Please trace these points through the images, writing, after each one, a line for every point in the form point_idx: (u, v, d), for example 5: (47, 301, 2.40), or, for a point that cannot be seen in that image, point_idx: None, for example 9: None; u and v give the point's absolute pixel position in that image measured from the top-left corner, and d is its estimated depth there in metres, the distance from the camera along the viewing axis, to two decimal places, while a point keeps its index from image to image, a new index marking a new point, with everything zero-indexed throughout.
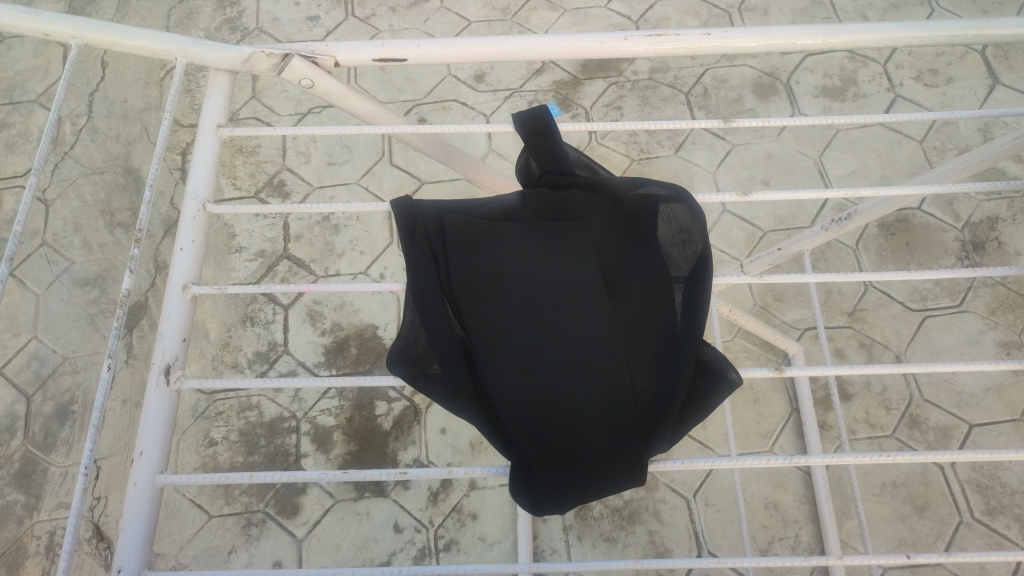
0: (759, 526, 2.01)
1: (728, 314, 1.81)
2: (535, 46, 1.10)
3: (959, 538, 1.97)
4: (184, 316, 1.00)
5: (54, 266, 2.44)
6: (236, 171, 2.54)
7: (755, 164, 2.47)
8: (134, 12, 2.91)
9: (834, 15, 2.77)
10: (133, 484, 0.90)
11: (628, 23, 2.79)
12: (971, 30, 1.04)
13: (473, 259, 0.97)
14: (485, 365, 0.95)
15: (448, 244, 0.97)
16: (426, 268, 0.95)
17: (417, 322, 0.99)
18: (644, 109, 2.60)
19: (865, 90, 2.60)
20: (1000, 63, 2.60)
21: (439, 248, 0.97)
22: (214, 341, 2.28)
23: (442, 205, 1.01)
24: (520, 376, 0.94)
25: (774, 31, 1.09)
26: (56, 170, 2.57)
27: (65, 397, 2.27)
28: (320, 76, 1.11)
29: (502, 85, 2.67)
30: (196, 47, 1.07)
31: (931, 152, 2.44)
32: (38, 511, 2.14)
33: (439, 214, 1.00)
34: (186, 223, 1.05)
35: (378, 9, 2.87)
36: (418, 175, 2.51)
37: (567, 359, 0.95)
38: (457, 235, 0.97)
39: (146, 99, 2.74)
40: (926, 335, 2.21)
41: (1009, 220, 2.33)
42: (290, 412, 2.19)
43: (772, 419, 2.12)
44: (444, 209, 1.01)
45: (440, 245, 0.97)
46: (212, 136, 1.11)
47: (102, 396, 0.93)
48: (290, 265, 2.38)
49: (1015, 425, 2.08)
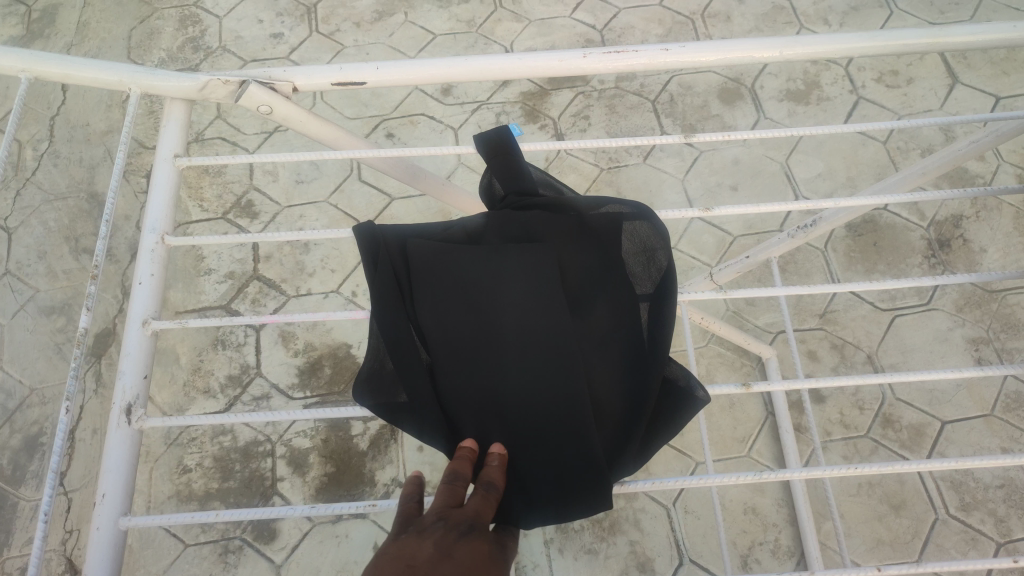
0: (738, 532, 2.02)
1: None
2: (495, 66, 1.09)
3: (936, 536, 1.99)
4: (144, 352, 0.98)
5: (19, 295, 2.40)
6: (203, 193, 2.51)
7: (723, 169, 2.49)
8: (94, 34, 2.86)
9: (796, 20, 2.80)
10: (95, 528, 0.88)
11: (592, 33, 2.81)
12: (924, 38, 1.05)
13: (440, 282, 0.96)
14: (452, 389, 0.95)
15: (411, 269, 0.96)
16: (388, 292, 0.94)
17: (381, 349, 0.97)
18: (612, 118, 2.61)
19: (828, 93, 2.63)
20: (959, 63, 2.63)
21: (403, 274, 0.96)
22: (185, 366, 2.25)
23: (405, 230, 1.01)
24: (486, 397, 0.94)
25: (732, 45, 1.09)
26: (19, 198, 2.55)
27: (34, 429, 2.22)
28: (278, 102, 1.10)
29: (469, 97, 2.66)
30: (149, 77, 1.05)
31: (895, 152, 2.47)
32: (8, 548, 2.09)
33: (403, 240, 0.99)
34: (145, 257, 1.04)
35: (342, 24, 2.86)
36: (387, 191, 2.49)
37: (535, 379, 0.94)
38: (420, 259, 0.97)
39: (109, 121, 2.68)
40: (897, 334, 2.24)
41: (973, 217, 2.36)
42: (264, 436, 2.17)
43: (748, 424, 2.13)
44: (407, 235, 1.00)
45: (404, 271, 0.96)
46: (169, 167, 1.09)
47: (61, 439, 0.90)
48: (260, 286, 2.36)
49: (986, 420, 2.11)
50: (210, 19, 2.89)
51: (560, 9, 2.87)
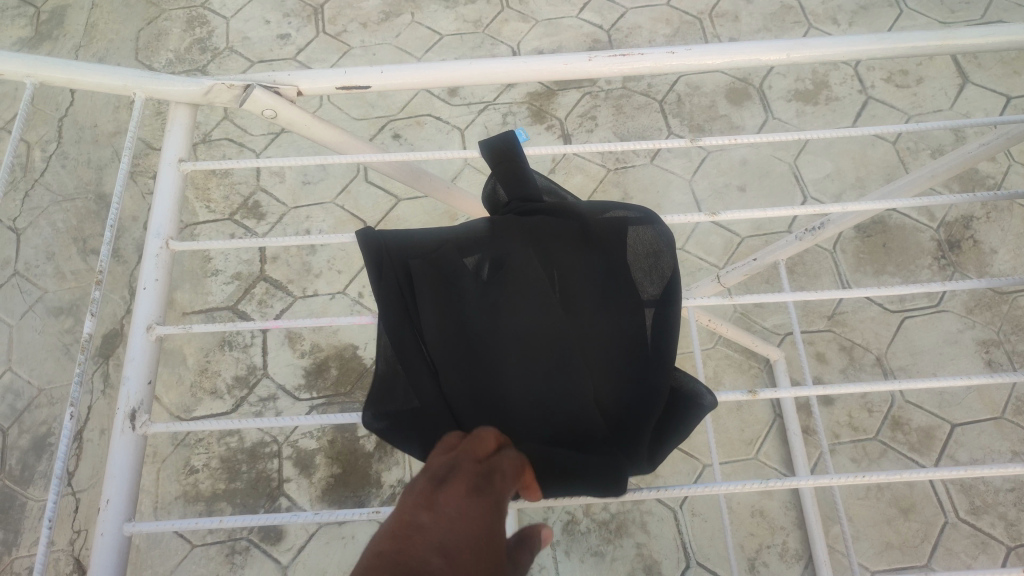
0: (746, 535, 2.01)
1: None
2: (500, 70, 1.09)
3: (945, 539, 1.98)
4: (149, 358, 0.98)
5: (28, 296, 2.41)
6: (210, 194, 2.51)
7: (731, 170, 2.48)
8: (102, 35, 2.87)
9: (805, 19, 2.78)
10: (99, 534, 0.88)
11: (599, 33, 2.80)
12: (932, 41, 1.04)
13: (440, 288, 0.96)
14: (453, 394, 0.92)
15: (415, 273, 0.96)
16: (392, 297, 0.93)
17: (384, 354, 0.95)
18: (619, 119, 2.60)
19: (837, 93, 2.61)
20: (970, 63, 2.61)
21: (406, 279, 0.96)
22: (192, 367, 2.26)
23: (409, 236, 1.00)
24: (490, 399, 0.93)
25: (739, 47, 1.08)
26: (27, 199, 2.56)
27: (42, 429, 2.23)
28: (282, 106, 1.10)
29: (475, 98, 2.66)
30: (154, 81, 1.05)
31: (904, 152, 2.46)
32: (17, 547, 2.10)
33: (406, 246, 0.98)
34: (150, 261, 1.04)
35: (349, 25, 2.86)
36: (393, 192, 2.49)
37: (538, 382, 0.94)
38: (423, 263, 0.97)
39: (116, 122, 2.69)
40: (906, 336, 2.22)
41: (983, 218, 2.34)
42: (271, 437, 2.17)
43: (755, 426, 2.12)
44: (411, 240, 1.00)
45: (407, 276, 0.96)
46: (174, 171, 1.09)
47: (66, 444, 0.90)
48: (267, 287, 2.36)
49: (996, 423, 2.10)
50: (217, 20, 2.90)
51: (567, 9, 2.86)
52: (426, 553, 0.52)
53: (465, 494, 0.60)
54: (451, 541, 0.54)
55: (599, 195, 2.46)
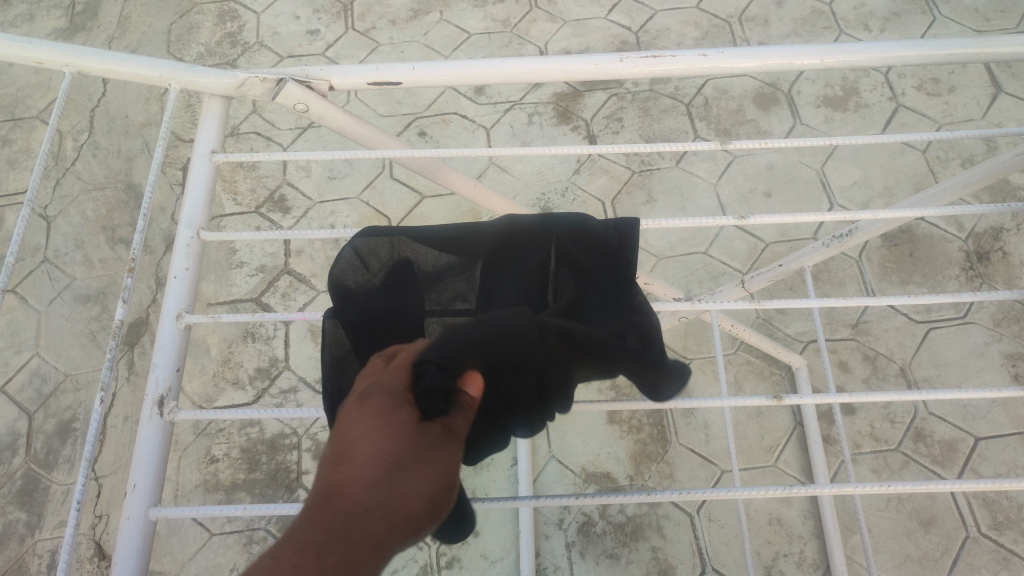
0: (763, 542, 2.00)
1: (643, 284, 1.55)
2: (530, 69, 1.09)
3: (966, 554, 1.96)
4: (178, 346, 0.99)
5: (56, 283, 2.44)
6: (237, 186, 2.54)
7: (757, 175, 2.47)
8: (135, 28, 2.91)
9: (836, 25, 2.76)
10: (126, 518, 0.89)
11: (627, 35, 2.79)
12: (968, 49, 1.03)
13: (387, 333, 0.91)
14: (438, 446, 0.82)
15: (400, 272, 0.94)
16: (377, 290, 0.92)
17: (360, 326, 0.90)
18: (645, 121, 2.59)
19: (867, 100, 2.59)
20: (1003, 72, 2.58)
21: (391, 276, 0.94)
22: (215, 357, 2.28)
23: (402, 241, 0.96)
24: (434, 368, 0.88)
25: (772, 51, 1.07)
26: (58, 187, 2.59)
27: (67, 415, 2.26)
28: (314, 100, 1.11)
29: (502, 98, 2.66)
30: (189, 73, 1.07)
31: (934, 161, 2.43)
32: (40, 530, 2.13)
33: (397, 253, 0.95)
34: (180, 251, 1.05)
35: (378, 22, 2.87)
36: (418, 189, 2.50)
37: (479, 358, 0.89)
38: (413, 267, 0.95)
39: (147, 114, 2.73)
40: (931, 347, 2.20)
41: (1014, 230, 2.31)
42: (291, 429, 2.19)
43: (775, 433, 2.10)
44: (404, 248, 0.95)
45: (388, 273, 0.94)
46: (206, 162, 1.11)
47: (96, 427, 0.91)
48: (291, 280, 2.38)
49: (1021, 437, 2.07)
50: (248, 15, 2.92)
51: (596, 10, 2.86)
52: (339, 478, 0.61)
53: (356, 407, 0.67)
54: (359, 452, 0.63)
55: (623, 197, 2.45)
